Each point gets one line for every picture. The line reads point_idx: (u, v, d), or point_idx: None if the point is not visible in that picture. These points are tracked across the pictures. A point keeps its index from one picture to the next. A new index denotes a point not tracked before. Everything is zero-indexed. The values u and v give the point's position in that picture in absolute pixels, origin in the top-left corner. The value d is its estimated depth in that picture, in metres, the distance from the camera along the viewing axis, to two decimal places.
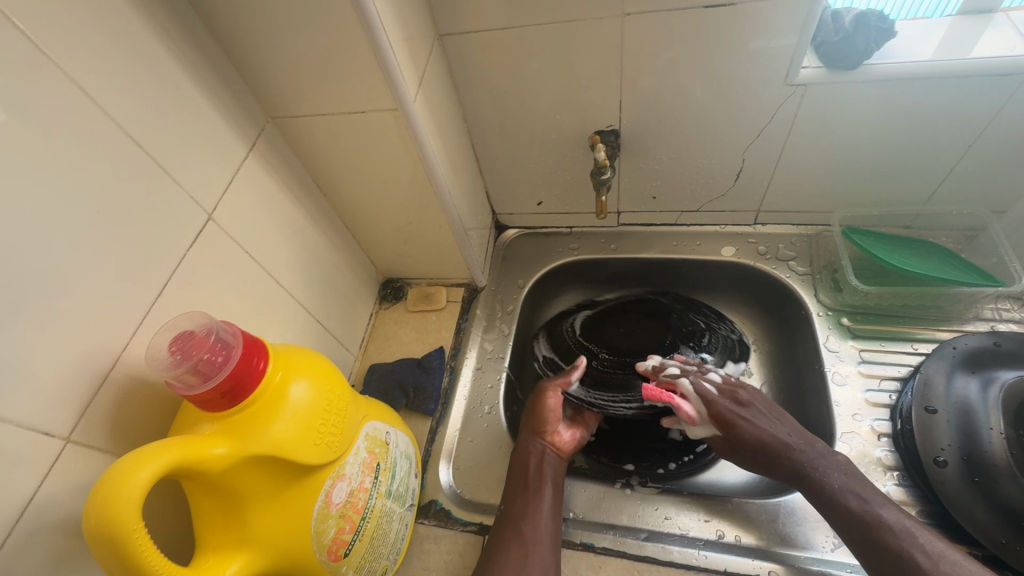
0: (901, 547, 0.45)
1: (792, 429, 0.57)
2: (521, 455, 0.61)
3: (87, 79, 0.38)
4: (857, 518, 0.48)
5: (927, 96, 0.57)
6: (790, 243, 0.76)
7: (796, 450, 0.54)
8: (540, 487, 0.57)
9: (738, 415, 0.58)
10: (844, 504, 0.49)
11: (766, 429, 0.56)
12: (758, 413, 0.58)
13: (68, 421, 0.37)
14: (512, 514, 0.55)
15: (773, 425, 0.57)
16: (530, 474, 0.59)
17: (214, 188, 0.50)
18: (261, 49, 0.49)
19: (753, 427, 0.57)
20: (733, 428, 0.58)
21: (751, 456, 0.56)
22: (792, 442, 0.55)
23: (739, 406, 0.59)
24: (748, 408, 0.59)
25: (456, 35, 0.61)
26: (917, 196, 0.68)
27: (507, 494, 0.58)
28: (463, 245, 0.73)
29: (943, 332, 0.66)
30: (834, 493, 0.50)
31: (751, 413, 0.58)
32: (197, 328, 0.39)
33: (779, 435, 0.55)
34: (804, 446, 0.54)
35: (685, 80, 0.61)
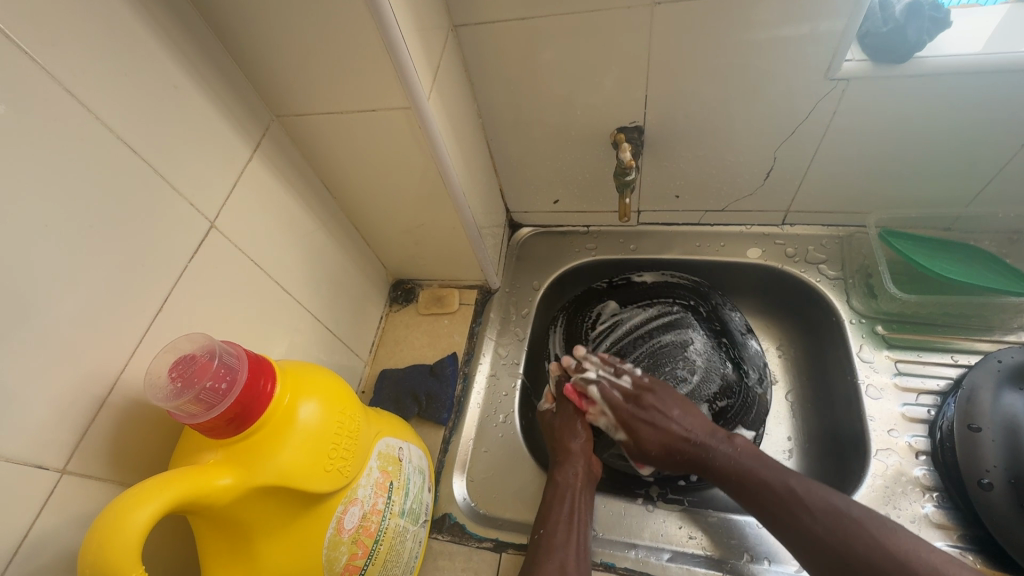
0: (772, 484, 0.51)
1: (694, 417, 0.59)
2: (567, 478, 0.58)
3: (76, 81, 0.35)
4: (742, 478, 0.53)
5: (980, 92, 0.53)
6: (821, 245, 0.73)
7: (690, 441, 0.58)
8: (583, 513, 0.55)
9: (637, 415, 0.60)
10: (733, 471, 0.54)
11: (666, 429, 0.59)
12: (656, 411, 0.60)
13: (63, 451, 0.35)
14: (554, 545, 0.52)
15: (677, 416, 0.59)
16: (576, 500, 0.56)
17: (216, 194, 0.47)
18: (265, 43, 0.46)
19: (648, 429, 0.59)
20: (637, 433, 0.60)
21: (658, 455, 0.59)
22: (688, 438, 0.58)
23: (644, 404, 0.61)
24: (654, 399, 0.61)
25: (472, 26, 0.57)
26: (960, 196, 0.64)
27: (546, 519, 0.54)
28: (478, 248, 0.70)
29: (983, 342, 0.63)
30: (730, 463, 0.55)
31: (656, 403, 0.60)
32: (198, 352, 0.37)
33: (677, 430, 0.58)
34: (701, 433, 0.58)
35: (717, 74, 0.57)
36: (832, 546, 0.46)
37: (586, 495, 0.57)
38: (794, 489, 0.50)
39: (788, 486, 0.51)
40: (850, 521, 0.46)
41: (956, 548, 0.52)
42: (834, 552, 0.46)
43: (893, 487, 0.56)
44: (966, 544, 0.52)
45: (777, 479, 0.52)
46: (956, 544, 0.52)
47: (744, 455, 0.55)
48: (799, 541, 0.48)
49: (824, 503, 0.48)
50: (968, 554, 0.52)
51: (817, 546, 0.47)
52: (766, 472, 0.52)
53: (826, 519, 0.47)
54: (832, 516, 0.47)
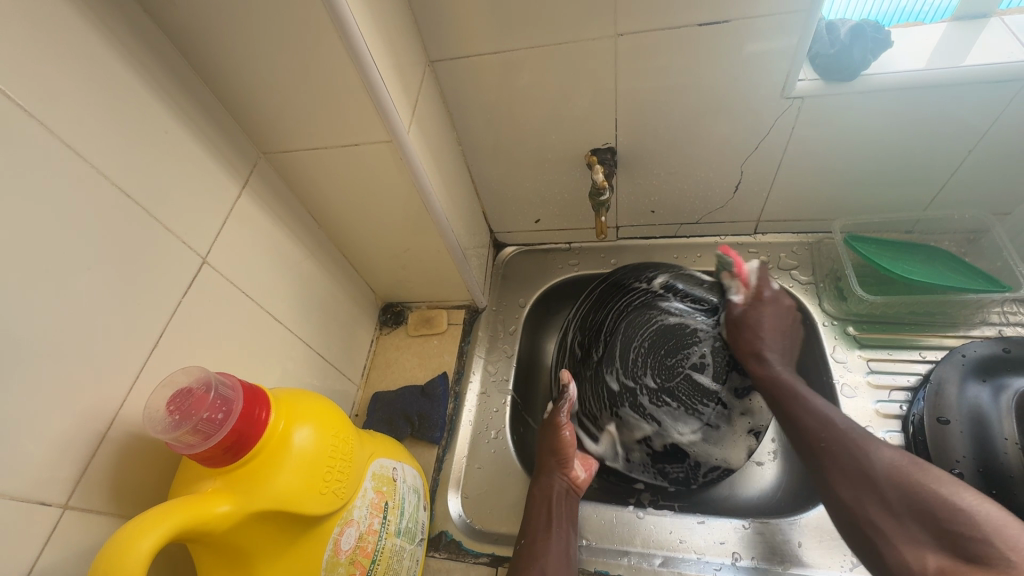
0: (828, 420, 0.53)
1: (782, 350, 0.63)
2: (543, 489, 0.60)
3: (71, 133, 0.37)
4: (793, 395, 0.57)
5: (923, 107, 0.57)
6: (792, 251, 0.76)
7: (767, 358, 0.61)
8: (562, 521, 0.57)
9: (740, 321, 0.63)
10: (790, 389, 0.58)
11: (760, 334, 0.62)
12: (772, 322, 0.63)
13: (64, 488, 0.36)
14: (536, 551, 0.54)
15: (775, 334, 0.63)
16: (552, 510, 0.58)
17: (207, 231, 0.49)
18: (250, 86, 0.48)
19: (765, 321, 0.63)
20: (747, 316, 0.63)
21: (734, 334, 0.64)
22: (771, 339, 0.62)
23: (744, 310, 0.64)
24: (772, 313, 0.64)
25: (448, 60, 0.60)
26: (917, 202, 0.68)
27: (528, 529, 0.57)
28: (463, 268, 0.72)
29: (950, 338, 0.66)
30: (777, 376, 0.59)
31: (769, 316, 0.63)
32: (194, 384, 0.38)
33: (764, 341, 0.62)
34: (782, 362, 0.61)
35: (680, 96, 0.60)
36: (865, 479, 0.48)
37: (565, 507, 0.59)
38: (845, 428, 0.52)
39: (832, 423, 0.53)
40: (885, 459, 0.48)
41: None
42: (866, 489, 0.48)
43: None
44: None
45: (821, 421, 0.53)
46: None
47: (793, 381, 0.59)
48: (832, 483, 0.50)
49: (860, 443, 0.50)
50: None
51: (850, 487, 0.49)
52: (808, 415, 0.55)
53: (857, 459, 0.50)
54: (860, 457, 0.49)
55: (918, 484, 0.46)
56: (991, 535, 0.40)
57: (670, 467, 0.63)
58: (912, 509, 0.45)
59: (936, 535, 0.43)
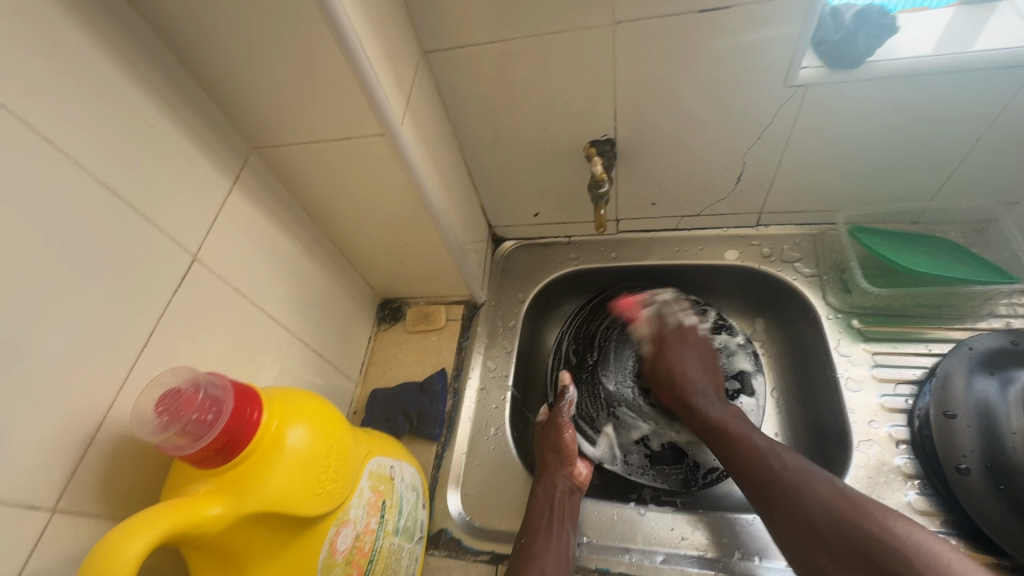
0: (764, 460, 0.52)
1: (710, 383, 0.65)
2: (545, 488, 0.59)
3: (54, 128, 0.36)
4: (728, 440, 0.57)
5: (930, 95, 0.55)
6: (795, 243, 0.75)
7: (693, 387, 0.64)
8: (563, 522, 0.57)
9: (673, 349, 0.69)
10: (721, 431, 0.58)
11: (684, 366, 0.66)
12: (691, 353, 0.68)
13: (53, 490, 0.35)
14: (535, 551, 0.53)
15: (697, 370, 0.66)
16: (553, 510, 0.57)
17: (198, 227, 0.48)
18: (240, 79, 0.47)
19: (678, 360, 0.67)
20: (668, 355, 0.68)
21: (662, 381, 0.67)
22: (691, 378, 0.65)
23: (664, 351, 0.69)
24: (685, 346, 0.69)
25: (443, 51, 0.59)
26: (924, 192, 0.67)
27: (528, 528, 0.56)
28: (460, 264, 0.71)
29: (956, 331, 0.65)
30: (715, 421, 0.60)
31: (683, 351, 0.68)
32: (183, 384, 0.37)
33: (690, 375, 0.65)
34: (712, 393, 0.64)
35: (681, 85, 0.59)
36: (807, 526, 0.47)
37: (567, 507, 0.58)
38: (784, 463, 0.51)
39: (768, 466, 0.52)
40: (820, 498, 0.47)
41: (940, 533, 0.54)
42: (809, 533, 0.47)
43: (876, 477, 0.58)
44: (950, 530, 0.54)
45: (760, 456, 0.53)
46: (940, 530, 0.54)
47: (724, 419, 0.59)
48: (779, 529, 0.49)
49: (797, 483, 0.49)
50: (952, 539, 0.53)
51: (795, 529, 0.48)
52: (745, 456, 0.54)
53: (795, 501, 0.49)
54: (801, 498, 0.48)
55: (855, 525, 0.45)
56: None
57: (668, 470, 0.67)
58: (857, 557, 0.44)
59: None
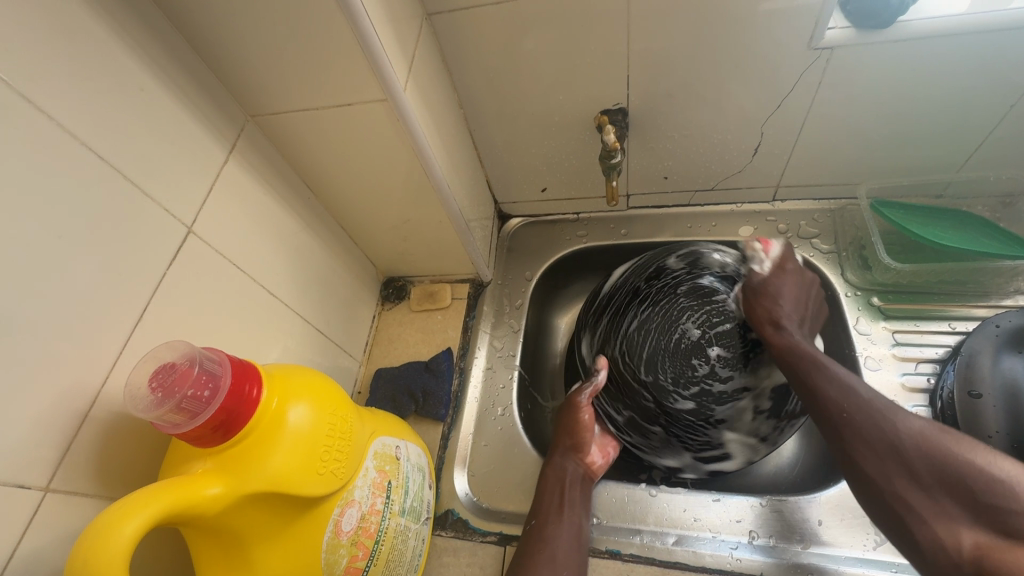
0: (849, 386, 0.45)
1: (799, 316, 0.55)
2: (555, 471, 0.58)
3: (38, 91, 0.34)
4: (813, 366, 0.47)
5: (964, 57, 0.52)
6: (812, 219, 0.72)
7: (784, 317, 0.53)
8: (575, 506, 0.55)
9: (767, 289, 0.55)
10: (815, 361, 0.48)
11: (773, 302, 0.54)
12: (785, 288, 0.55)
13: (46, 469, 0.34)
14: (546, 534, 0.52)
15: (792, 300, 0.55)
16: (564, 493, 0.56)
17: (193, 199, 0.46)
18: (232, 40, 0.45)
19: (784, 289, 0.55)
20: (765, 284, 0.55)
21: (755, 305, 0.55)
22: (787, 309, 0.53)
23: (767, 278, 0.56)
24: (788, 278, 0.56)
25: (447, 13, 0.56)
26: (950, 162, 0.64)
27: (538, 510, 0.55)
28: (466, 240, 0.69)
29: (980, 308, 0.63)
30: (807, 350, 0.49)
31: (788, 285, 0.55)
32: (179, 360, 0.36)
33: (785, 305, 0.54)
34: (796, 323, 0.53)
35: (698, 50, 0.56)
36: (890, 448, 0.41)
37: (578, 492, 0.57)
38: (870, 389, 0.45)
39: (854, 393, 0.45)
40: (913, 427, 0.41)
41: None
42: (894, 459, 0.41)
43: None
44: None
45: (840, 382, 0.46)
46: None
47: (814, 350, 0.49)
48: (856, 458, 0.42)
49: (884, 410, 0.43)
50: None
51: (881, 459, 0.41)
52: (828, 383, 0.46)
53: (882, 426, 0.42)
54: (887, 426, 0.42)
55: (951, 456, 0.39)
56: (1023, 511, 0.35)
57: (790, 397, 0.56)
58: (947, 484, 0.38)
59: (969, 507, 0.37)
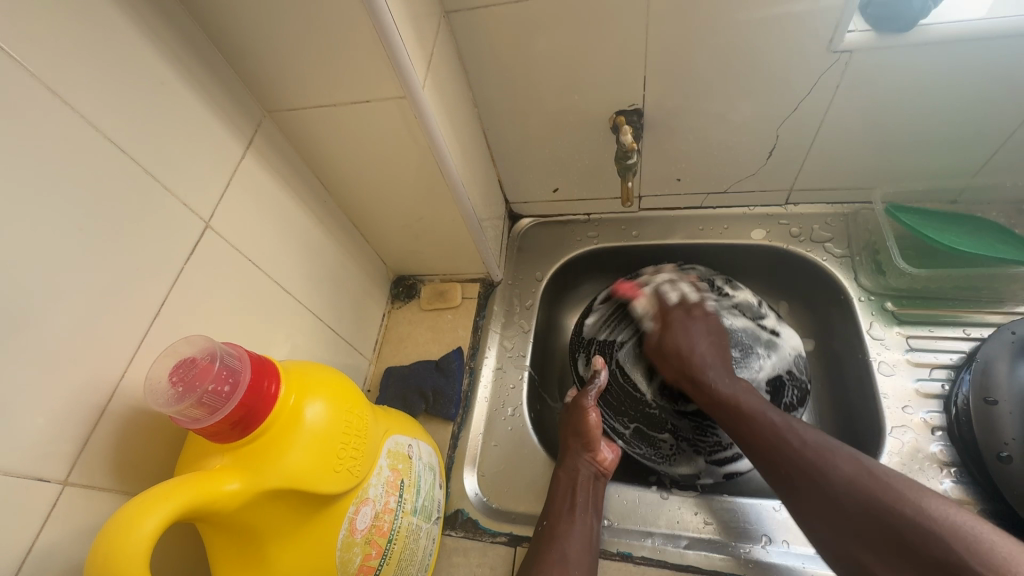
0: (779, 437, 0.50)
1: (720, 355, 0.62)
2: (567, 471, 0.58)
3: (61, 82, 0.34)
4: (740, 417, 0.54)
5: (983, 62, 0.52)
6: (826, 223, 0.72)
7: (705, 365, 0.60)
8: (586, 507, 0.55)
9: (686, 325, 0.64)
10: (732, 407, 0.55)
11: (689, 340, 0.63)
12: (695, 328, 0.64)
13: (64, 462, 0.34)
14: (557, 534, 0.52)
15: (704, 343, 0.62)
16: (576, 494, 0.56)
17: (211, 194, 0.46)
18: (251, 35, 0.44)
19: (682, 338, 0.63)
20: (670, 333, 0.65)
21: (666, 360, 0.64)
22: (704, 356, 0.61)
23: (688, 321, 0.65)
24: (691, 324, 0.65)
25: (465, 11, 0.56)
26: (967, 167, 0.63)
27: (551, 510, 0.55)
28: (478, 240, 0.68)
29: (994, 315, 0.62)
30: (729, 398, 0.56)
31: (690, 330, 0.64)
32: (198, 354, 0.35)
33: (698, 350, 0.61)
34: (713, 359, 0.61)
35: (716, 52, 0.56)
36: (831, 504, 0.45)
37: (589, 491, 0.57)
38: (803, 441, 0.49)
39: (785, 442, 0.50)
40: (844, 477, 0.45)
41: None
42: (839, 517, 0.44)
43: (910, 464, 0.56)
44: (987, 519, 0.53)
45: (773, 433, 0.51)
46: None
47: (750, 394, 0.56)
48: (808, 521, 0.46)
49: (819, 463, 0.47)
50: None
51: (830, 520, 0.45)
52: (760, 420, 0.52)
53: (820, 483, 0.46)
54: (826, 482, 0.46)
55: (887, 508, 0.42)
56: (968, 559, 0.37)
57: (785, 389, 0.66)
58: (890, 541, 0.41)
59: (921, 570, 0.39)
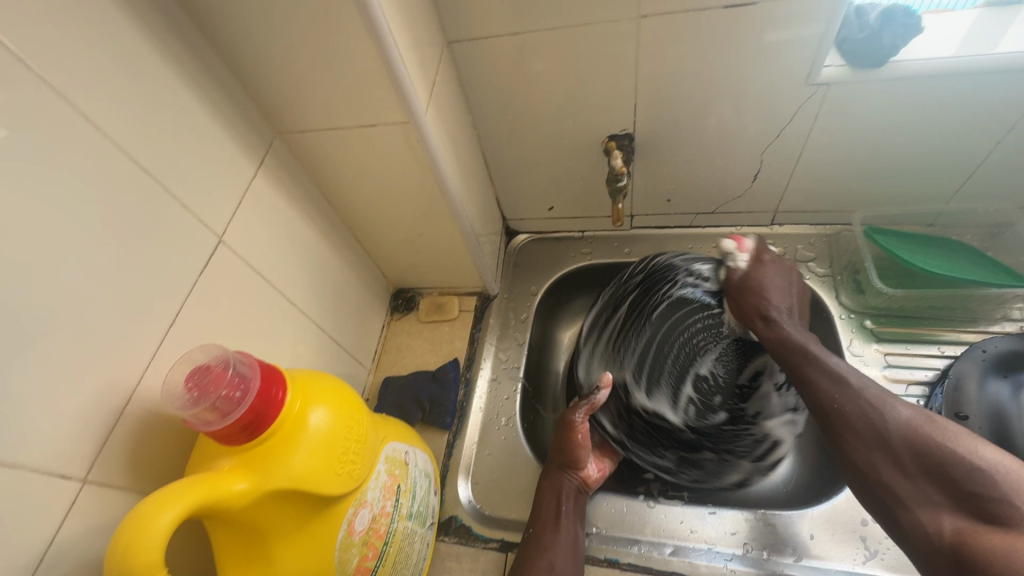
0: (840, 378, 0.48)
1: (789, 308, 0.58)
2: (551, 484, 0.60)
3: (94, 109, 0.37)
4: (809, 361, 0.50)
5: (951, 96, 0.55)
6: (809, 243, 0.75)
7: (774, 307, 0.56)
8: (570, 518, 0.57)
9: (768, 270, 0.59)
10: (806, 355, 0.50)
11: (766, 290, 0.58)
12: (778, 278, 0.59)
13: (84, 461, 0.36)
14: (543, 545, 0.54)
15: (783, 290, 0.58)
16: (561, 506, 0.58)
17: (223, 210, 0.48)
18: (266, 63, 0.48)
19: (771, 280, 0.58)
20: (761, 273, 0.59)
21: (739, 299, 0.59)
22: (777, 298, 0.57)
23: (746, 270, 0.60)
24: (778, 272, 0.59)
25: (466, 41, 0.59)
26: (941, 193, 0.67)
27: (536, 522, 0.57)
28: (476, 256, 0.71)
29: (969, 333, 0.65)
30: (795, 340, 0.52)
31: (775, 274, 0.59)
32: (212, 362, 0.38)
33: (776, 297, 0.57)
34: (784, 308, 0.57)
35: (702, 81, 0.59)
36: (878, 439, 0.44)
37: (573, 503, 0.59)
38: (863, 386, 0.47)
39: (847, 384, 0.47)
40: (900, 417, 0.44)
41: None
42: (887, 455, 0.43)
43: None
44: None
45: (834, 381, 0.48)
46: None
47: (805, 341, 0.52)
48: (844, 451, 0.46)
49: (877, 402, 0.45)
50: None
51: (865, 453, 0.44)
52: (822, 382, 0.48)
53: (870, 420, 0.45)
54: (875, 416, 0.45)
55: (936, 445, 0.41)
56: (996, 491, 0.38)
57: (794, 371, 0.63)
58: (926, 472, 0.41)
59: (953, 498, 0.40)
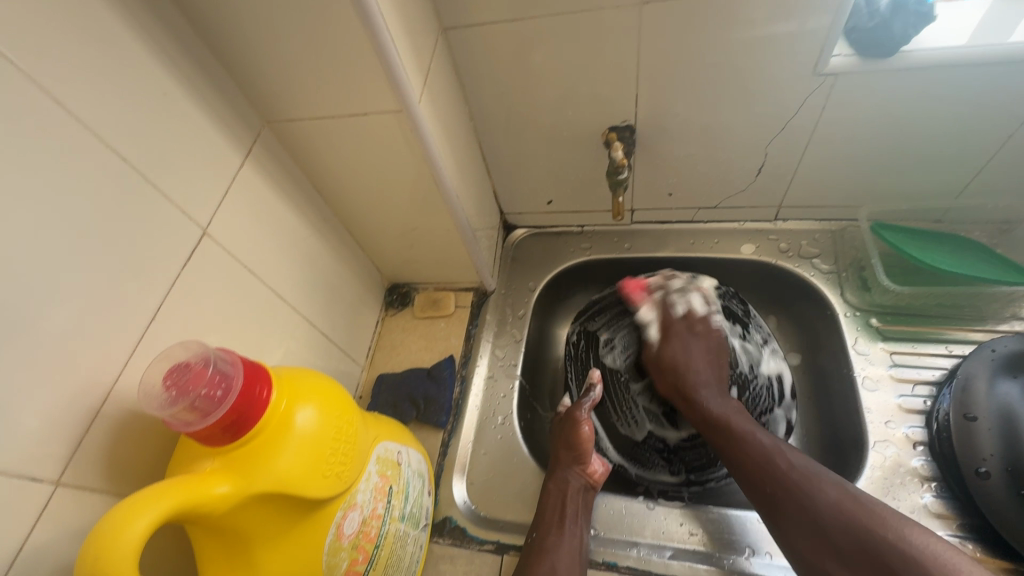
0: (770, 455, 0.50)
1: (717, 378, 0.61)
2: (557, 484, 0.58)
3: (68, 94, 0.35)
4: (732, 436, 0.54)
5: (964, 87, 0.53)
6: (814, 239, 0.73)
7: (698, 383, 0.60)
8: (576, 519, 0.56)
9: (684, 341, 0.63)
10: (723, 427, 0.55)
11: (687, 360, 0.62)
12: (696, 346, 0.63)
13: (57, 463, 0.34)
14: (547, 546, 0.53)
15: (701, 363, 0.61)
16: (566, 507, 0.56)
17: (207, 201, 0.46)
18: (253, 49, 0.46)
19: (678, 352, 0.63)
20: (667, 348, 0.64)
21: (663, 374, 0.63)
22: (696, 371, 0.61)
23: (663, 348, 0.64)
24: (689, 337, 0.64)
25: (462, 28, 0.57)
26: (951, 188, 0.65)
27: (540, 522, 0.56)
28: (472, 250, 0.70)
29: (977, 332, 0.63)
30: (716, 417, 0.56)
31: (687, 342, 0.64)
32: (192, 360, 0.36)
33: (694, 367, 0.61)
34: (712, 380, 0.60)
35: (706, 72, 0.57)
36: (814, 525, 0.45)
37: (580, 503, 0.57)
38: (790, 463, 0.49)
39: (773, 463, 0.50)
40: (830, 500, 0.45)
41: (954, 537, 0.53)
42: (809, 531, 0.45)
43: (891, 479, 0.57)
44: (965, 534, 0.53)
45: (764, 453, 0.51)
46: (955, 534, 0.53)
47: (726, 414, 0.56)
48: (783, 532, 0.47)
49: (804, 483, 0.47)
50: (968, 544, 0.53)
51: (801, 532, 0.46)
52: (750, 449, 0.52)
53: (803, 500, 0.46)
54: (809, 499, 0.46)
55: (868, 531, 0.42)
56: None
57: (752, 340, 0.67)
58: (866, 560, 0.42)
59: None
